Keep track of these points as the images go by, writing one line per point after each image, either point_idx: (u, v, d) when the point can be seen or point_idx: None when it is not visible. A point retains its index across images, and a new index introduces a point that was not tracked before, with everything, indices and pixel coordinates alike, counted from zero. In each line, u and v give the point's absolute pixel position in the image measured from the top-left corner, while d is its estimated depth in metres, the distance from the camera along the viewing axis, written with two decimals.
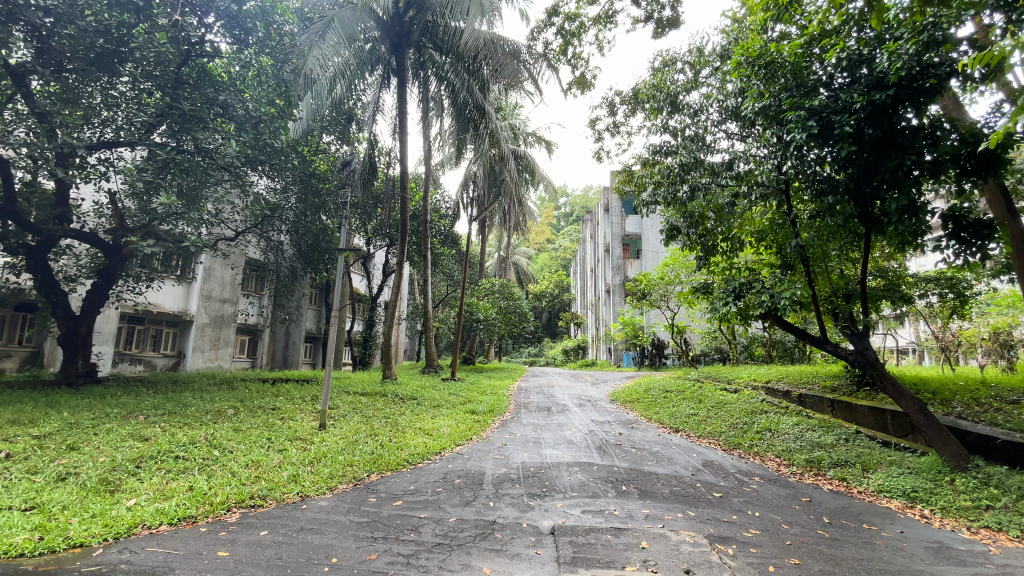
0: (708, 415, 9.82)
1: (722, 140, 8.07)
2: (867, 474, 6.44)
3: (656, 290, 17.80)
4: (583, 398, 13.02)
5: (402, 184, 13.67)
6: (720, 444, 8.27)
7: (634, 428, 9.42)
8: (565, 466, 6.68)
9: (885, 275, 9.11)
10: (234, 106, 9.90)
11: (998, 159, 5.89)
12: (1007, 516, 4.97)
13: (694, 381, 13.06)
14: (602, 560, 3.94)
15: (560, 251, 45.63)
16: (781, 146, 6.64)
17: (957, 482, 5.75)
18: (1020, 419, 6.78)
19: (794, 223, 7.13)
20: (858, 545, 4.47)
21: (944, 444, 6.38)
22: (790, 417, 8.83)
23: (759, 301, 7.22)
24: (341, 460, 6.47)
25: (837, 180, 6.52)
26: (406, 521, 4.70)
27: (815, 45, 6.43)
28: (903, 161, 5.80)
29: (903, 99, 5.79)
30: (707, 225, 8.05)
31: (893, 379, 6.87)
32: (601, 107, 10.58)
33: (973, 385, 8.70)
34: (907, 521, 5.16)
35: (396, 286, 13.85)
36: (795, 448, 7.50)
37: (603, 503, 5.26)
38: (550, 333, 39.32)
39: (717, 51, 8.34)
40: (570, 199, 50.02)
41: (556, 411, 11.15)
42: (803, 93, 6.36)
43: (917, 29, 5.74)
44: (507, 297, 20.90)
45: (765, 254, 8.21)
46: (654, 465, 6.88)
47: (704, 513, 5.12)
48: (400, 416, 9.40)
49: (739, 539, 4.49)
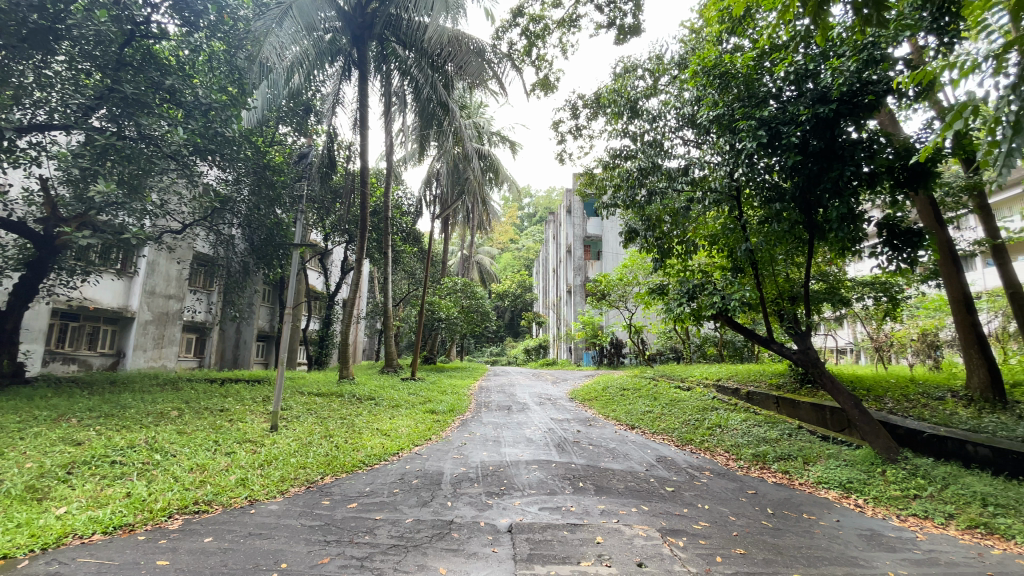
0: (662, 412, 10.11)
1: (680, 146, 8.31)
2: (807, 467, 6.80)
3: (615, 290, 18.21)
4: (542, 399, 12.81)
5: (362, 179, 13.35)
6: (673, 440, 8.55)
7: (592, 425, 9.59)
8: (524, 464, 6.73)
9: (826, 278, 9.68)
10: (182, 92, 9.37)
11: (928, 173, 6.35)
12: (931, 505, 5.38)
13: (650, 379, 13.42)
14: (558, 556, 3.99)
15: (523, 251, 45.74)
16: (733, 154, 6.92)
17: (888, 473, 6.17)
18: (944, 414, 7.35)
19: (744, 228, 7.43)
20: (798, 534, 4.72)
21: (877, 437, 6.82)
22: (738, 413, 9.21)
23: (711, 302, 7.51)
24: (293, 462, 6.27)
25: (784, 188, 6.87)
26: (361, 523, 4.61)
27: (766, 59, 6.74)
28: (843, 172, 6.19)
29: (844, 113, 6.15)
30: (663, 229, 8.22)
31: (832, 376, 7.27)
32: (564, 109, 10.72)
33: (904, 382, 9.42)
34: (842, 510, 5.50)
35: (355, 283, 13.36)
36: (743, 443, 7.82)
37: (560, 499, 5.33)
38: (512, 333, 39.37)
39: (675, 59, 8.62)
40: (534, 200, 50.55)
41: (516, 409, 11.21)
42: (754, 104, 6.62)
43: (858, 48, 6.15)
44: (469, 296, 20.76)
45: (717, 258, 8.51)
46: (610, 461, 7.03)
47: (657, 507, 5.27)
48: (356, 417, 9.21)
49: (690, 531, 4.65)
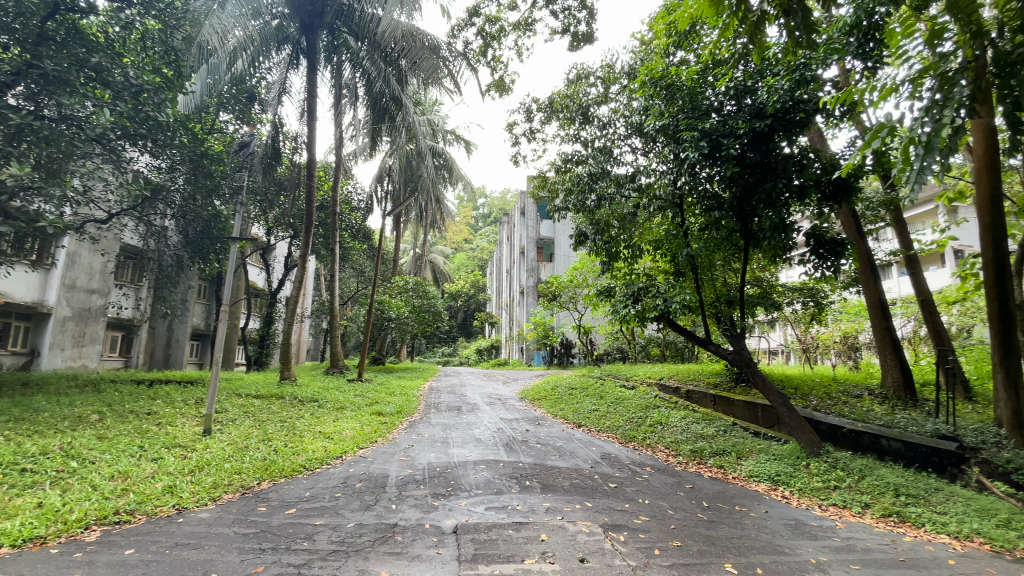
0: (608, 410, 10.38)
1: (628, 153, 8.56)
2: (740, 461, 7.19)
3: (565, 292, 18.50)
4: (493, 399, 12.88)
5: (309, 171, 12.89)
6: (618, 437, 8.78)
7: (540, 424, 9.70)
8: (471, 464, 6.71)
9: (760, 284, 10.28)
10: (111, 72, 8.66)
11: (850, 188, 6.87)
12: (849, 495, 5.82)
13: (597, 379, 13.73)
14: (502, 555, 4.01)
15: (477, 251, 45.55)
16: (677, 163, 7.24)
17: (811, 466, 6.62)
18: (861, 410, 7.99)
19: (685, 234, 7.75)
20: (730, 526, 4.98)
21: (802, 432, 7.30)
22: (678, 411, 9.62)
23: (654, 304, 7.84)
24: (227, 467, 5.95)
25: (723, 198, 7.24)
26: (299, 529, 4.44)
27: (709, 73, 7.05)
28: (775, 184, 6.62)
29: (778, 128, 6.56)
30: (611, 233, 8.46)
31: (763, 376, 7.73)
32: (518, 112, 10.81)
33: (827, 381, 10.14)
34: (771, 501, 5.85)
35: (299, 280, 12.81)
36: (681, 439, 8.17)
37: (506, 499, 5.36)
38: (464, 333, 39.01)
39: (625, 68, 8.89)
40: (488, 201, 50.65)
41: (465, 410, 11.16)
42: (697, 116, 6.95)
43: (791, 68, 6.59)
44: (421, 295, 20.43)
45: (661, 262, 8.82)
46: (557, 459, 7.14)
47: (600, 503, 5.40)
48: (298, 419, 8.85)
49: (630, 526, 4.81)
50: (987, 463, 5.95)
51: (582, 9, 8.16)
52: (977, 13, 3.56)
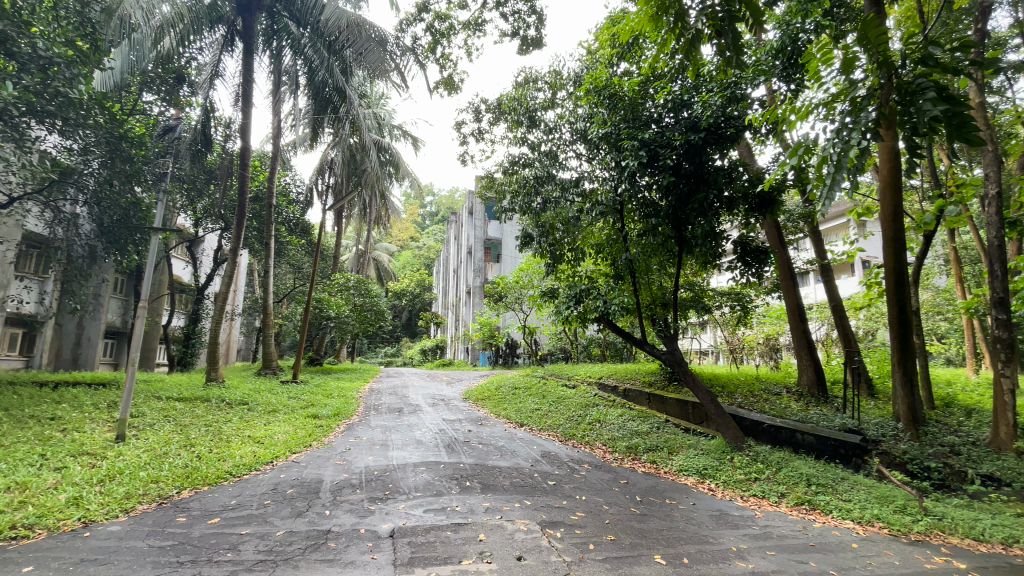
0: (549, 409, 10.57)
1: (573, 159, 8.76)
2: (671, 456, 7.54)
3: (511, 293, 18.63)
4: (436, 399, 12.91)
5: (242, 160, 12.19)
6: (558, 435, 8.97)
7: (482, 425, 9.71)
8: (411, 466, 6.61)
9: (693, 288, 10.85)
10: (15, 41, 7.60)
11: (773, 201, 7.39)
12: (768, 486, 6.26)
13: (541, 378, 13.91)
14: (440, 557, 3.99)
15: (423, 250, 44.81)
16: (618, 170, 7.51)
17: (735, 459, 7.06)
18: (779, 407, 8.64)
19: (624, 239, 8.03)
20: (661, 519, 5.22)
21: (728, 428, 7.77)
22: (616, 409, 9.96)
23: (594, 306, 8.05)
24: (143, 476, 5.53)
25: (660, 206, 7.52)
26: (223, 540, 4.20)
27: (649, 86, 7.36)
28: (707, 195, 7.03)
29: (711, 142, 6.97)
30: (555, 235, 8.82)
31: (693, 374, 8.15)
32: (466, 111, 10.79)
33: (750, 380, 10.86)
34: (698, 494, 6.19)
35: (228, 275, 12.05)
36: (618, 436, 8.46)
37: (445, 500, 5.34)
38: (409, 333, 38.33)
39: (571, 75, 9.10)
40: (436, 199, 50.20)
41: (406, 411, 10.97)
42: (638, 126, 7.25)
43: (723, 86, 7.01)
44: (363, 294, 19.83)
45: (602, 265, 9.11)
46: (498, 459, 7.19)
47: (539, 501, 5.50)
48: (224, 424, 8.35)
49: (567, 522, 4.93)
50: (885, 453, 6.60)
51: (531, 14, 8.26)
52: (885, 45, 3.89)
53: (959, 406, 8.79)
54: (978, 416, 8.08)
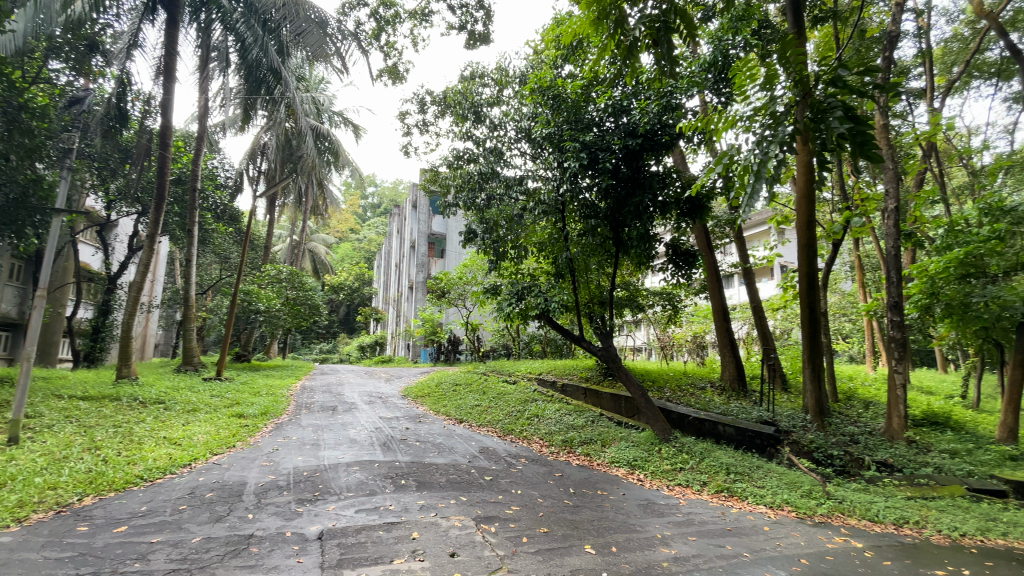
0: (489, 405, 10.63)
1: (518, 157, 8.81)
2: (604, 448, 7.81)
3: (454, 289, 18.48)
4: (373, 396, 12.59)
5: (163, 139, 11.25)
6: (496, 431, 9.03)
7: (421, 422, 9.59)
8: (343, 466, 6.41)
9: (628, 287, 11.30)
10: None
11: (702, 207, 7.84)
12: (692, 475, 6.63)
13: (481, 375, 13.94)
14: (370, 557, 3.90)
15: (363, 242, 43.33)
16: (560, 171, 7.68)
17: (662, 450, 7.42)
18: (703, 400, 9.21)
19: (565, 239, 8.23)
20: (592, 509, 5.40)
21: (657, 421, 8.15)
22: (553, 404, 10.18)
23: (536, 303, 8.15)
24: (38, 482, 4.98)
25: (599, 207, 7.83)
26: (131, 549, 3.88)
27: (592, 89, 7.54)
28: (642, 199, 7.38)
29: (647, 148, 7.30)
30: (500, 233, 8.62)
31: (626, 369, 8.49)
32: (411, 101, 10.54)
33: (679, 375, 11.47)
34: (628, 484, 6.45)
35: (144, 264, 11.07)
36: (555, 430, 8.65)
37: (378, 499, 5.22)
38: (347, 329, 37.09)
39: (517, 73, 9.16)
40: (378, 191, 48.92)
41: (341, 410, 10.61)
42: (579, 128, 7.46)
43: (660, 94, 7.32)
44: (297, 287, 18.90)
45: (544, 263, 9.27)
46: (435, 456, 7.13)
47: (475, 496, 5.51)
48: (136, 424, 7.69)
49: (502, 516, 4.97)
50: (795, 443, 7.18)
51: (479, 9, 8.21)
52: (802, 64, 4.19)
53: (858, 399, 9.73)
54: (874, 408, 8.98)
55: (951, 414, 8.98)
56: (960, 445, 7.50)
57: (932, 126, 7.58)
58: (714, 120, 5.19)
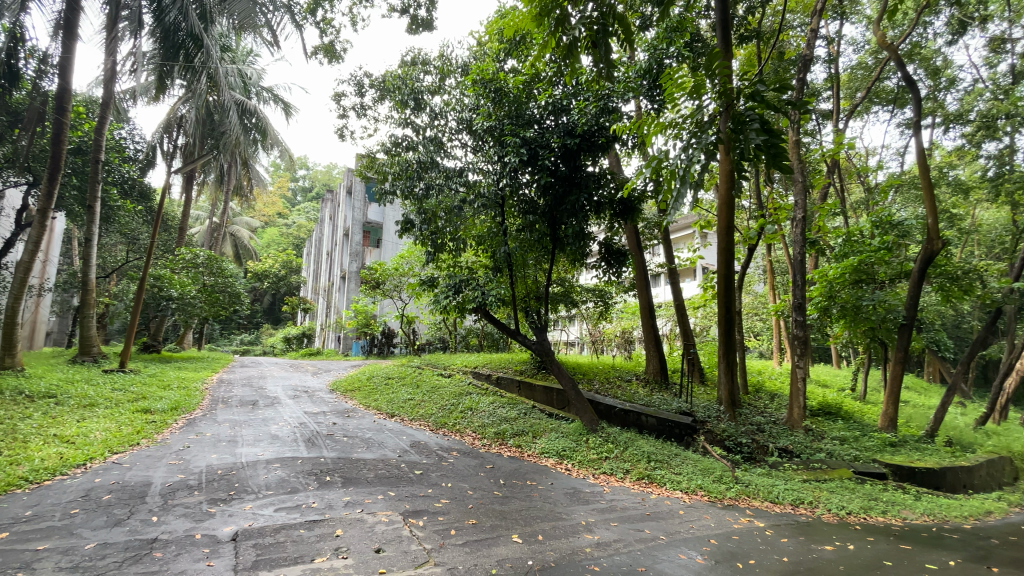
0: (422, 398, 10.51)
1: (458, 148, 8.71)
2: (535, 439, 7.98)
3: (389, 280, 18.00)
4: (298, 390, 12.04)
5: (59, 103, 10.01)
6: (429, 424, 8.96)
7: (350, 416, 9.30)
8: (263, 463, 6.09)
9: (563, 284, 11.58)
10: None
11: (634, 209, 8.20)
12: (616, 463, 6.94)
13: (415, 368, 13.73)
14: (289, 557, 3.74)
15: (292, 228, 40.93)
16: (501, 165, 7.73)
17: (590, 441, 7.69)
18: (629, 392, 9.65)
19: (504, 233, 8.30)
20: (521, 499, 5.50)
21: (586, 412, 8.43)
22: (487, 397, 10.24)
23: (473, 296, 8.13)
24: None
25: (537, 203, 7.99)
26: (10, 559, 3.47)
27: (533, 86, 7.63)
28: (579, 198, 7.65)
29: (584, 148, 7.57)
30: (438, 224, 8.53)
31: (559, 363, 8.70)
32: (347, 83, 10.09)
33: (608, 369, 11.92)
34: (556, 474, 6.65)
35: (33, 242, 9.80)
36: (488, 423, 8.71)
37: (301, 497, 5.01)
38: (272, 319, 35.09)
39: (460, 63, 9.05)
40: (310, 174, 46.68)
41: (262, 405, 10.04)
42: (520, 124, 7.52)
43: (597, 96, 7.54)
44: (215, 273, 17.59)
45: (483, 256, 9.28)
46: (363, 451, 6.95)
47: (403, 491, 5.44)
48: (21, 421, 6.86)
49: (430, 510, 4.95)
50: (709, 431, 7.72)
51: None
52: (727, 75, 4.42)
53: (766, 391, 10.62)
54: (778, 400, 9.85)
55: (841, 405, 10.03)
56: (848, 432, 8.40)
57: (837, 144, 8.37)
58: (647, 123, 5.43)
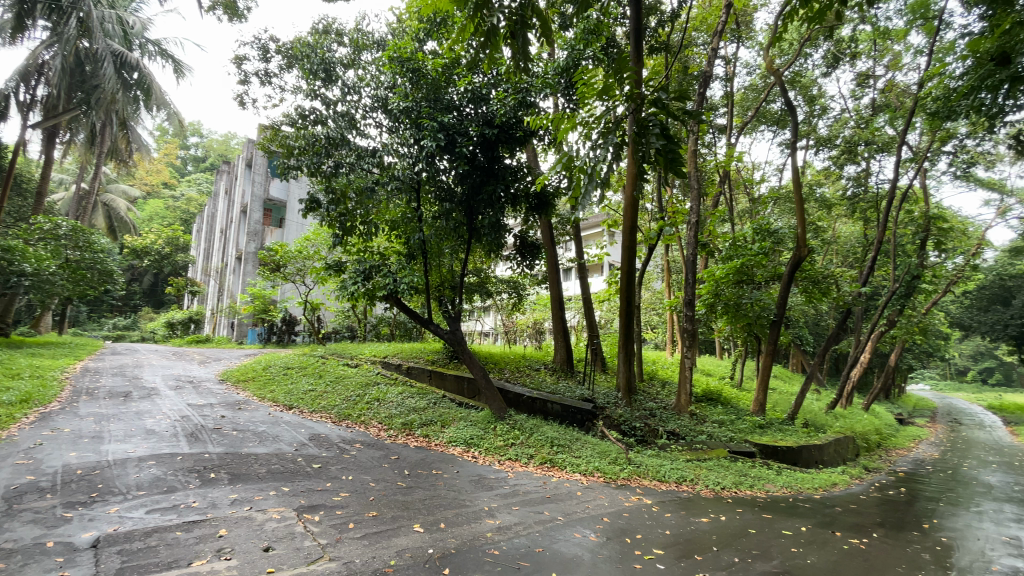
0: (325, 390, 10.03)
1: (372, 127, 8.37)
2: (443, 429, 7.97)
3: (292, 263, 16.88)
4: (182, 380, 10.95)
5: None
6: (331, 416, 8.59)
7: (242, 409, 8.63)
8: (135, 461, 5.47)
9: (479, 274, 11.65)
10: None
11: (549, 204, 8.45)
12: (521, 449, 7.15)
13: (318, 358, 13.06)
14: (161, 562, 3.42)
15: (180, 201, 36.73)
16: (417, 149, 7.54)
17: (497, 428, 7.84)
18: (537, 381, 9.99)
19: (419, 220, 8.13)
20: (425, 489, 5.49)
21: (494, 400, 8.57)
22: (396, 387, 10.03)
23: (384, 283, 7.90)
24: None
25: (454, 191, 7.94)
26: None
27: (453, 71, 7.54)
28: (496, 189, 7.73)
29: (503, 139, 7.66)
30: (347, 206, 8.06)
31: (470, 352, 8.74)
32: (250, 45, 9.23)
33: (518, 358, 12.18)
34: (462, 462, 6.71)
35: None
36: (395, 413, 8.53)
37: (179, 497, 4.58)
38: (153, 302, 31.47)
39: (377, 39, 8.68)
40: (204, 142, 42.36)
41: (137, 396, 8.98)
42: (439, 108, 7.39)
43: (517, 89, 7.65)
44: (81, 246, 15.35)
45: (395, 242, 8.96)
46: (255, 445, 6.50)
47: (299, 486, 5.18)
48: None
49: (328, 504, 4.76)
50: (608, 417, 8.22)
51: None
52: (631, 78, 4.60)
53: (658, 379, 11.53)
54: (669, 388, 10.74)
55: (722, 393, 11.16)
56: (726, 416, 9.39)
57: (728, 156, 9.22)
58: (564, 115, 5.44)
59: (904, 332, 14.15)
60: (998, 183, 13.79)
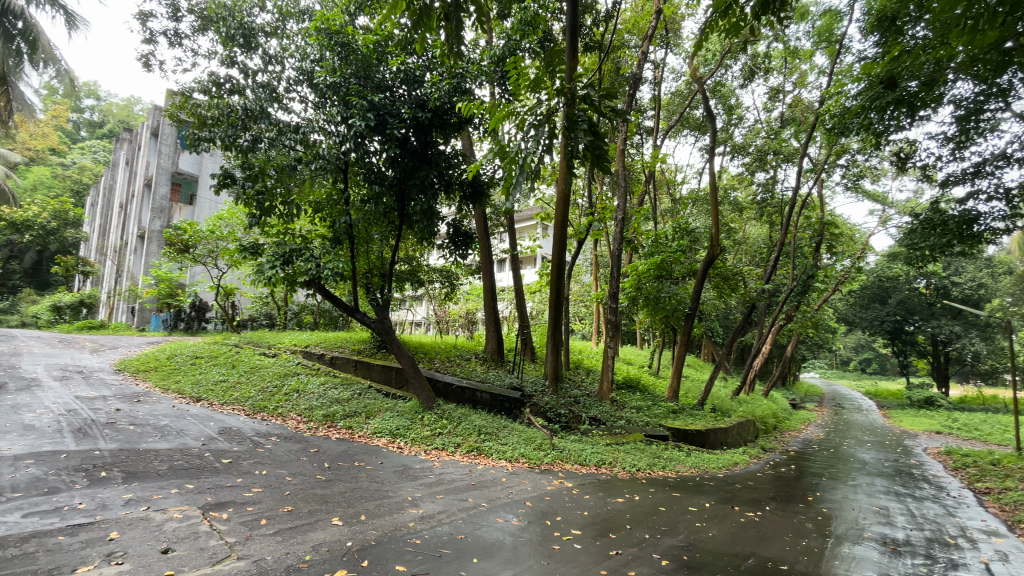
0: (238, 380, 9.44)
1: (296, 101, 7.91)
2: (368, 420, 7.79)
3: (203, 244, 15.59)
4: (68, 371, 9.84)
5: None
6: (245, 409, 8.12)
7: (141, 401, 7.92)
8: (8, 460, 4.86)
9: (410, 262, 11.44)
10: None
11: (483, 194, 8.45)
12: (448, 438, 7.15)
13: (231, 347, 12.23)
14: (39, 570, 3.09)
15: (71, 169, 32.71)
16: (345, 128, 7.15)
17: (424, 418, 7.77)
18: (467, 370, 10.02)
19: (346, 203, 7.79)
20: (346, 481, 5.36)
21: (423, 390, 8.49)
22: (318, 377, 9.67)
23: (306, 268, 7.53)
24: None
25: (385, 176, 7.71)
26: None
27: (385, 49, 7.29)
28: (429, 174, 7.64)
29: (436, 125, 7.56)
30: (266, 183, 7.32)
31: (399, 342, 8.57)
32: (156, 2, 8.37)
33: (448, 348, 12.14)
34: (387, 453, 6.60)
35: None
36: (316, 405, 8.20)
37: (62, 498, 4.15)
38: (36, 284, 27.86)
39: (304, 8, 8.18)
40: (102, 105, 37.98)
41: (12, 389, 7.96)
42: (370, 87, 7.13)
43: (451, 74, 7.56)
44: None
45: (319, 226, 8.56)
46: (155, 441, 6.00)
47: (205, 483, 4.87)
48: None
49: (238, 501, 4.52)
50: (535, 405, 8.45)
51: None
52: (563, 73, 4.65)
53: (583, 368, 11.98)
54: (593, 376, 11.20)
55: (641, 381, 11.81)
56: (644, 402, 9.96)
57: (654, 158, 9.69)
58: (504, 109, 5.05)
59: (801, 326, 15.68)
60: (882, 195, 15.61)
